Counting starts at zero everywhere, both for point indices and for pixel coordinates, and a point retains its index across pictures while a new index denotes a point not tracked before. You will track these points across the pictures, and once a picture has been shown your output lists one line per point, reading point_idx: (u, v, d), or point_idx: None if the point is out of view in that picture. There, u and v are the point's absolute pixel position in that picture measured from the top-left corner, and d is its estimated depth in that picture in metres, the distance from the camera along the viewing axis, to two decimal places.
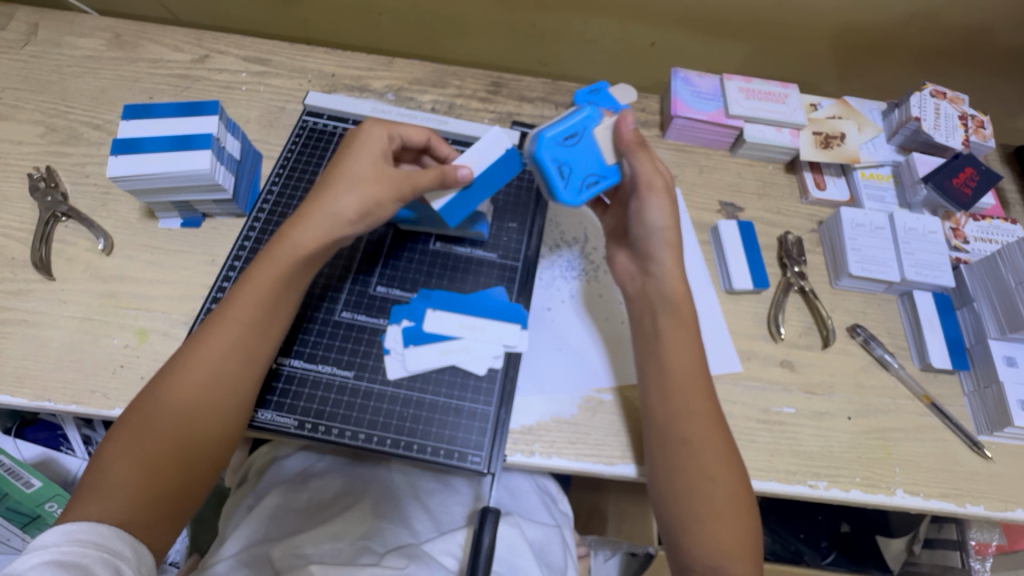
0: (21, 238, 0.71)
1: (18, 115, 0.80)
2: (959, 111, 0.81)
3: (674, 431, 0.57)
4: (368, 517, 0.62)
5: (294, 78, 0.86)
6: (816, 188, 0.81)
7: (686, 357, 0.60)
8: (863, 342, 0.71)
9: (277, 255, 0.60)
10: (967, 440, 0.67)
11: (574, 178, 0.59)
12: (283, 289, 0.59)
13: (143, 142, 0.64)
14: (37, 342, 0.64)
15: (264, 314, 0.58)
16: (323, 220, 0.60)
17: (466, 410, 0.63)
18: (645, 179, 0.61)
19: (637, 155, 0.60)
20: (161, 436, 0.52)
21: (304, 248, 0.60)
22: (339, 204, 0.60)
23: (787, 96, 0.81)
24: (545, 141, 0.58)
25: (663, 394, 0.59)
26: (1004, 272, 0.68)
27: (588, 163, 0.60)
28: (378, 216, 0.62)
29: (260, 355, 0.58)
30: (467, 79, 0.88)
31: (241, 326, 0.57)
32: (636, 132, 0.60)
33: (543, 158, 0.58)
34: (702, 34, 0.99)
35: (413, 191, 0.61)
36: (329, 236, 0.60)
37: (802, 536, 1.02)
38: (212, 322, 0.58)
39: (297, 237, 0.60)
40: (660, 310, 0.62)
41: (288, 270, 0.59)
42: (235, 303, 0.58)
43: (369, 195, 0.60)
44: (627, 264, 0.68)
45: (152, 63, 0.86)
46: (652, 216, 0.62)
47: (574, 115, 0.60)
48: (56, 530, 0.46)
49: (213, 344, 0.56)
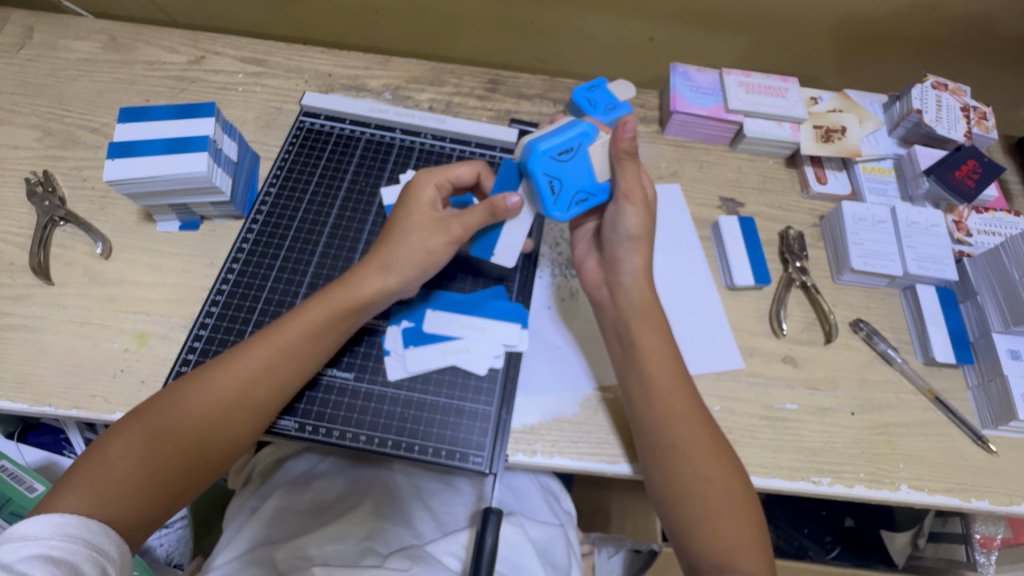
0: (20, 243, 0.71)
1: (15, 120, 0.80)
2: (961, 103, 0.81)
3: (660, 439, 0.57)
4: (370, 518, 0.62)
5: (291, 78, 0.86)
6: (818, 181, 0.80)
7: (663, 363, 0.59)
8: (866, 337, 0.71)
9: (333, 297, 0.59)
10: (972, 434, 0.66)
11: (562, 196, 0.57)
12: (328, 329, 0.59)
13: (139, 145, 0.64)
14: (38, 347, 0.64)
15: (306, 349, 0.58)
16: (378, 267, 0.60)
17: (468, 411, 0.63)
18: (625, 190, 0.59)
19: (623, 164, 0.58)
20: (175, 442, 0.52)
21: (359, 295, 0.59)
22: (395, 253, 0.60)
23: (786, 90, 0.81)
24: (539, 154, 0.55)
25: (647, 401, 0.58)
26: (1008, 264, 0.67)
27: (580, 180, 0.58)
28: (431, 265, 0.61)
29: (290, 388, 0.58)
30: (465, 76, 0.87)
31: (280, 356, 0.57)
32: (633, 140, 0.56)
33: (535, 173, 0.55)
34: (702, 27, 0.98)
35: (464, 232, 0.60)
36: (382, 285, 0.59)
37: (806, 531, 1.02)
38: (255, 340, 0.57)
39: (356, 284, 0.59)
40: (632, 320, 0.61)
41: (339, 313, 0.59)
42: (281, 330, 0.58)
43: (421, 242, 0.60)
44: (595, 270, 0.67)
45: (148, 65, 0.85)
46: (626, 223, 0.62)
47: (573, 126, 0.56)
48: (41, 519, 0.46)
49: (249, 363, 0.56)
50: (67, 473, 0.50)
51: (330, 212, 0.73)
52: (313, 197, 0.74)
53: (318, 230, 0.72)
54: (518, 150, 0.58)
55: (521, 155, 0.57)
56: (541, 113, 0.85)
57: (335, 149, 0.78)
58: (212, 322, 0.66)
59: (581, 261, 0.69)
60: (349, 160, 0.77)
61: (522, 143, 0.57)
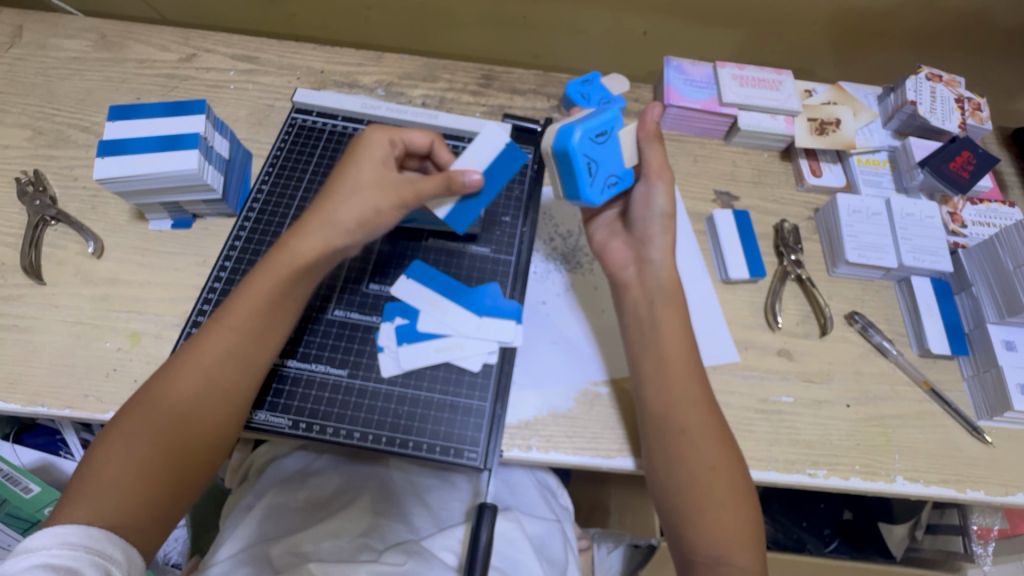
0: (11, 243, 0.70)
1: (6, 119, 0.79)
2: (956, 94, 0.80)
3: (672, 422, 0.56)
4: (366, 514, 0.62)
5: (283, 75, 0.85)
6: (813, 174, 0.80)
7: (680, 347, 0.59)
8: (861, 329, 0.71)
9: (276, 265, 0.58)
10: (967, 425, 0.66)
11: (598, 177, 0.59)
12: (280, 299, 0.58)
13: (129, 144, 0.64)
14: (30, 347, 0.64)
15: (261, 324, 0.57)
16: (321, 229, 0.58)
17: (462, 406, 0.63)
18: (655, 167, 0.62)
19: (651, 144, 0.62)
20: (158, 441, 0.52)
21: (304, 258, 0.58)
22: (337, 211, 0.58)
23: (781, 83, 0.80)
24: (580, 134, 0.56)
25: (662, 385, 0.58)
26: (1002, 254, 0.67)
27: (611, 164, 0.60)
28: (380, 225, 0.59)
29: (258, 364, 0.57)
30: (458, 72, 0.87)
31: (238, 335, 0.56)
32: (658, 124, 0.62)
33: (576, 151, 0.56)
34: (696, 21, 0.97)
35: (415, 199, 0.58)
36: (327, 246, 0.58)
37: (805, 525, 1.02)
38: (210, 327, 0.57)
39: (297, 245, 0.58)
40: (658, 300, 0.61)
41: (286, 279, 0.58)
42: (230, 311, 0.57)
43: (368, 202, 0.58)
44: (622, 250, 0.66)
45: (139, 63, 0.85)
46: (658, 201, 0.63)
47: (603, 112, 0.58)
48: (45, 533, 0.46)
49: (210, 350, 0.55)
50: (65, 489, 0.50)
51: None
52: (305, 194, 0.74)
53: None
54: (547, 136, 0.58)
55: (553, 140, 0.57)
56: (535, 109, 0.85)
57: (327, 146, 0.78)
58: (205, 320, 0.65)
59: (604, 244, 0.67)
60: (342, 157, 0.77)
61: (555, 128, 0.57)
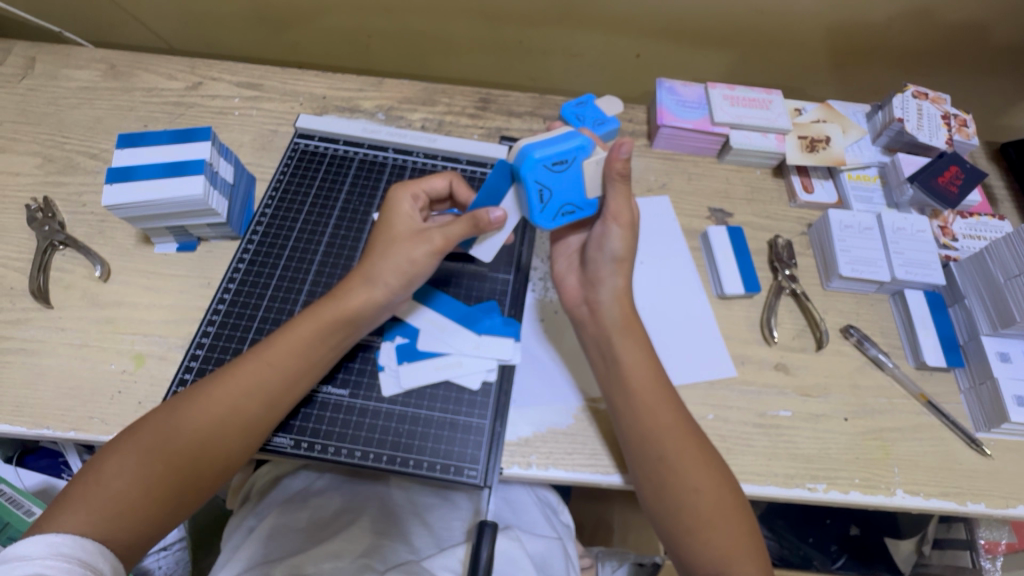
0: (20, 268, 0.72)
1: (17, 148, 0.81)
2: (942, 111, 0.82)
3: (649, 451, 0.57)
4: (367, 534, 0.61)
5: (286, 101, 0.88)
6: (805, 191, 0.82)
7: (647, 378, 0.60)
8: (857, 343, 0.72)
9: (320, 312, 0.60)
10: (965, 438, 0.67)
11: (550, 207, 0.58)
12: (319, 345, 0.59)
13: (136, 171, 0.65)
14: (37, 370, 0.65)
15: (296, 366, 0.58)
16: (365, 281, 0.60)
17: (462, 425, 0.64)
18: (612, 211, 0.60)
19: (614, 185, 0.58)
20: (169, 461, 0.53)
21: (346, 308, 0.59)
22: (381, 264, 0.60)
23: (771, 103, 0.82)
24: (532, 163, 0.54)
25: (633, 415, 0.59)
26: (993, 268, 0.68)
27: (569, 195, 0.58)
28: (415, 276, 0.60)
29: (282, 404, 0.58)
30: (456, 96, 0.89)
31: (273, 373, 0.57)
32: (626, 162, 0.55)
33: (525, 179, 0.55)
34: (689, 43, 1.00)
35: (446, 242, 0.59)
36: (369, 300, 0.59)
37: (811, 541, 1.01)
38: (247, 357, 0.58)
39: (343, 297, 0.60)
40: (614, 335, 0.62)
41: (328, 328, 0.59)
42: (271, 346, 0.58)
43: (405, 253, 0.59)
44: (576, 288, 0.67)
45: (147, 92, 0.87)
46: (610, 245, 0.62)
47: (570, 139, 0.55)
48: (37, 540, 0.46)
49: (242, 380, 0.56)
50: (65, 491, 0.51)
51: (324, 232, 0.75)
52: (308, 216, 0.76)
53: (313, 248, 0.73)
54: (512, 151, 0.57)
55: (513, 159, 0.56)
56: (531, 130, 0.87)
57: (329, 169, 0.80)
58: (208, 341, 0.67)
59: (562, 277, 0.69)
60: (344, 180, 0.79)
61: (516, 147, 0.56)
